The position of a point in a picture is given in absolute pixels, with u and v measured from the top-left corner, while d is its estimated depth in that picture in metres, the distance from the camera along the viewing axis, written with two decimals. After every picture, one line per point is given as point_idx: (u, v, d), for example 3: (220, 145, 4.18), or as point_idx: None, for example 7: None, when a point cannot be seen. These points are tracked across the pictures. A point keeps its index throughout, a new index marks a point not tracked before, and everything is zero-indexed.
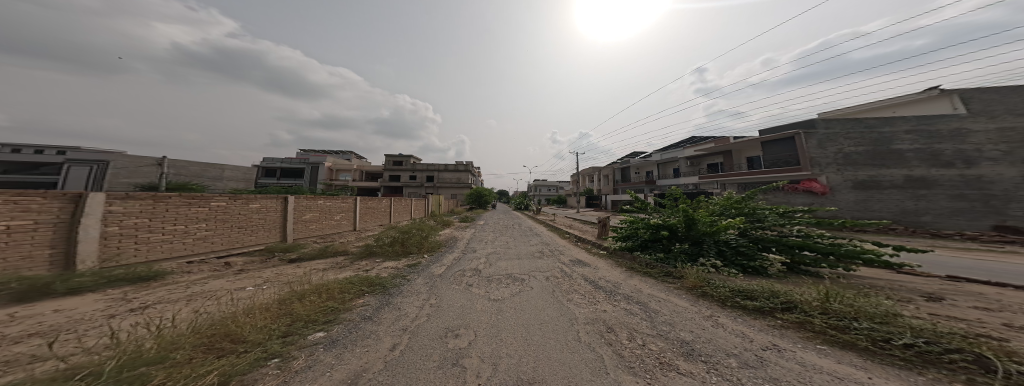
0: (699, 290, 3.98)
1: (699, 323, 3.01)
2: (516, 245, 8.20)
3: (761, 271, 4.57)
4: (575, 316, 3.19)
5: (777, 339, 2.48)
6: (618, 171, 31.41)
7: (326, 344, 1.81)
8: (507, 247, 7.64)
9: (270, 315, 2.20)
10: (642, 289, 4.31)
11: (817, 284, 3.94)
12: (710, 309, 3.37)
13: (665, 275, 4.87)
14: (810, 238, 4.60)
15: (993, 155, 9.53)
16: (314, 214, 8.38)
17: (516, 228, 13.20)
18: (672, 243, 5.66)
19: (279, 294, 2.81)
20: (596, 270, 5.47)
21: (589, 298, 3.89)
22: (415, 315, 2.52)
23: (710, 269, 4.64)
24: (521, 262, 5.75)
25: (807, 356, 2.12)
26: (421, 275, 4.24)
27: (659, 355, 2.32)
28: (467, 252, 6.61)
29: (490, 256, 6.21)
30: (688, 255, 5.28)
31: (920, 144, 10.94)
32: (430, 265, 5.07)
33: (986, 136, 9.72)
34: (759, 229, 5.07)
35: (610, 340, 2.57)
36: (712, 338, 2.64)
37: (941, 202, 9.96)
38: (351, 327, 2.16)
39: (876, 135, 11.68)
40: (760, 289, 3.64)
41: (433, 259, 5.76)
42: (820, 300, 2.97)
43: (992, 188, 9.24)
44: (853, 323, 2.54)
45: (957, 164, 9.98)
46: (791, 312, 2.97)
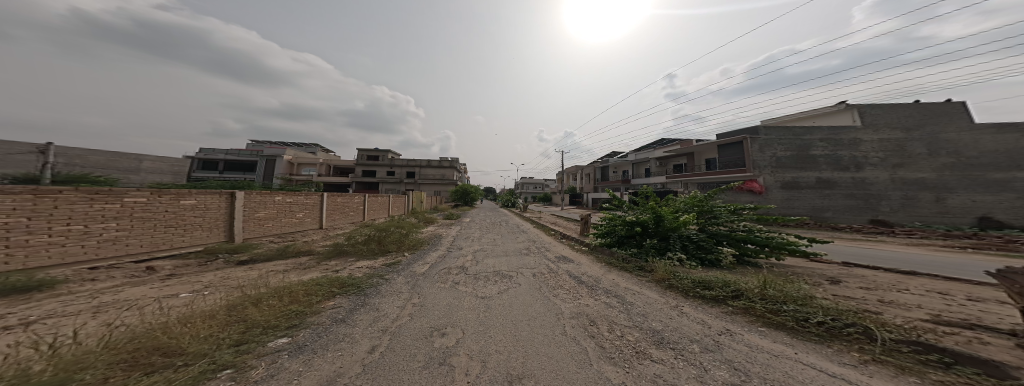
0: (666, 282, 4.28)
1: (666, 313, 3.24)
2: (503, 242, 8.18)
3: (716, 263, 5.06)
4: (556, 310, 3.26)
5: (729, 324, 2.75)
6: (599, 170, 32.64)
7: (291, 350, 1.65)
8: (494, 244, 7.57)
9: (214, 324, 1.95)
10: (620, 282, 4.55)
11: (758, 273, 4.46)
12: (675, 299, 3.64)
13: (639, 269, 5.17)
14: (752, 233, 5.15)
15: (875, 161, 12.46)
16: (269, 212, 7.61)
17: (503, 225, 13.15)
18: (645, 238, 6.01)
19: (225, 300, 2.50)
20: (576, 265, 5.66)
21: (572, 292, 4.01)
22: (396, 315, 2.39)
23: (675, 263, 5.02)
24: (508, 259, 5.75)
25: (752, 338, 2.37)
26: (394, 273, 4.10)
27: (635, 345, 2.44)
28: (452, 250, 6.41)
29: (477, 253, 6.12)
30: (656, 250, 5.66)
31: (831, 150, 13.23)
32: (412, 264, 4.88)
33: (871, 145, 12.66)
34: (715, 225, 5.56)
35: (587, 333, 2.66)
36: (677, 327, 2.84)
37: (840, 200, 12.45)
38: (320, 331, 1.98)
39: (799, 141, 13.75)
40: (715, 279, 4.01)
41: (412, 257, 5.53)
42: (759, 288, 3.36)
43: (872, 189, 12.07)
44: (784, 306, 2.91)
45: (852, 168, 12.65)
46: (738, 299, 3.31)
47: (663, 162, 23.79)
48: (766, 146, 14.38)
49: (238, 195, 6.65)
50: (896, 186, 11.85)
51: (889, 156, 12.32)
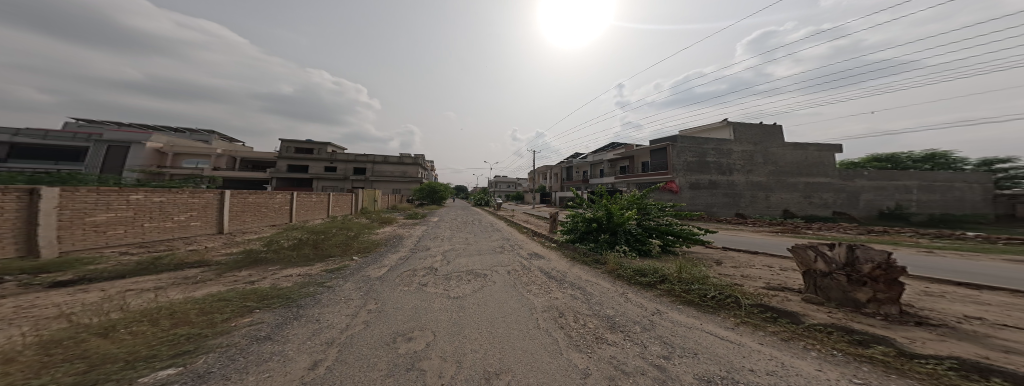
0: (616, 272, 4.75)
1: (615, 299, 3.60)
2: (477, 240, 7.87)
3: (647, 252, 6.01)
4: (520, 305, 3.32)
5: (660, 304, 3.21)
6: (565, 170, 34.51)
7: (191, 380, 1.30)
8: (466, 243, 7.25)
9: (41, 369, 1.39)
10: (586, 274, 4.91)
11: (675, 260, 5.50)
12: (622, 287, 4.07)
13: (596, 262, 5.62)
14: (671, 226, 6.13)
15: (742, 168, 17.07)
16: (121, 215, 5.57)
17: (475, 224, 12.74)
18: (600, 234, 6.54)
19: (45, 336, 1.81)
20: (540, 261, 5.84)
21: (539, 287, 4.13)
22: (347, 324, 2.11)
23: (621, 254, 5.71)
24: (482, 257, 5.57)
25: (674, 315, 2.82)
26: (334, 279, 3.64)
27: (595, 332, 2.64)
28: (418, 251, 5.92)
29: (448, 253, 5.76)
30: (605, 244, 6.25)
31: (718, 157, 17.11)
32: (365, 267, 4.38)
33: (740, 155, 17.14)
34: (648, 219, 6.35)
35: (548, 325, 2.76)
36: (622, 312, 3.17)
37: (720, 198, 16.76)
38: (236, 354, 1.60)
39: (699, 149, 17.09)
40: (650, 267, 4.59)
41: (364, 261, 4.90)
42: (677, 272, 4.00)
43: (737, 189, 16.82)
44: (695, 287, 3.52)
45: (726, 172, 16.96)
46: (662, 283, 3.90)
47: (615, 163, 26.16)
48: (681, 153, 17.15)
49: (47, 193, 4.51)
50: (749, 187, 16.87)
51: (749, 166, 17.11)
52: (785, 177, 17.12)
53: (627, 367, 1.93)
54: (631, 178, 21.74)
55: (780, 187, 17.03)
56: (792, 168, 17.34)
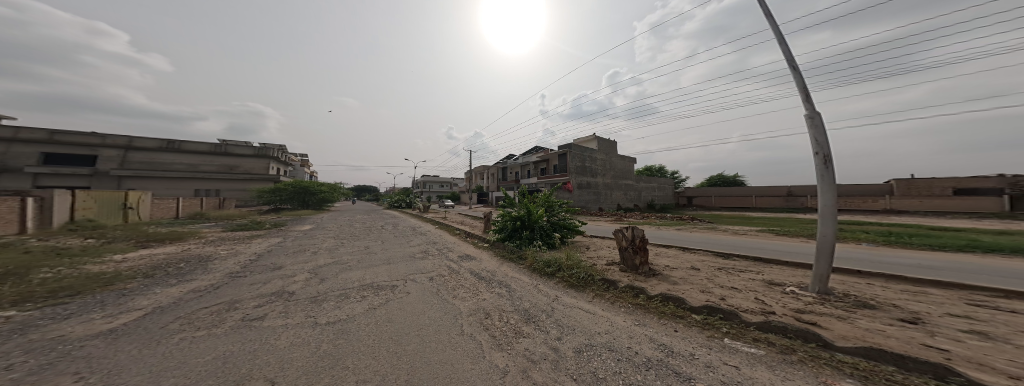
0: (534, 265, 5.10)
1: (535, 290, 3.90)
2: (394, 248, 7.06)
3: (556, 245, 6.72)
4: (433, 313, 3.00)
5: (563, 294, 3.75)
6: (499, 171, 35.43)
7: None
8: (377, 253, 6.34)
9: None
10: (515, 269, 5.14)
11: (573, 250, 6.46)
12: (539, 281, 4.37)
13: (520, 257, 5.86)
14: (570, 220, 7.14)
15: (602, 172, 22.08)
16: None
17: (392, 229, 11.46)
18: (522, 231, 6.85)
19: None
20: (462, 262, 5.61)
21: (468, 288, 4.01)
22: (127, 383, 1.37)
23: (537, 248, 6.21)
24: (397, 267, 4.95)
25: (574, 302, 3.44)
26: (157, 314, 2.60)
27: (515, 327, 2.65)
28: (303, 268, 4.81)
29: (340, 269, 4.80)
30: (522, 241, 6.65)
31: (592, 163, 21.62)
32: (198, 298, 3.10)
33: (602, 162, 22.23)
34: (556, 215, 7.11)
35: (458, 331, 2.53)
36: (536, 305, 3.26)
37: (588, 194, 20.50)
38: None
39: (581, 156, 21.07)
40: (558, 259, 5.16)
41: (218, 287, 3.65)
42: (567, 259, 5.03)
43: (597, 186, 21.17)
44: (573, 270, 4.62)
45: (588, 173, 21.04)
46: (557, 270, 4.75)
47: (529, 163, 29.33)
48: (574, 158, 20.68)
49: None
50: (603, 186, 21.65)
51: (609, 171, 22.59)
52: (618, 180, 22.89)
53: (534, 355, 2.04)
54: (548, 178, 23.87)
55: (617, 187, 22.66)
56: (623, 173, 23.63)
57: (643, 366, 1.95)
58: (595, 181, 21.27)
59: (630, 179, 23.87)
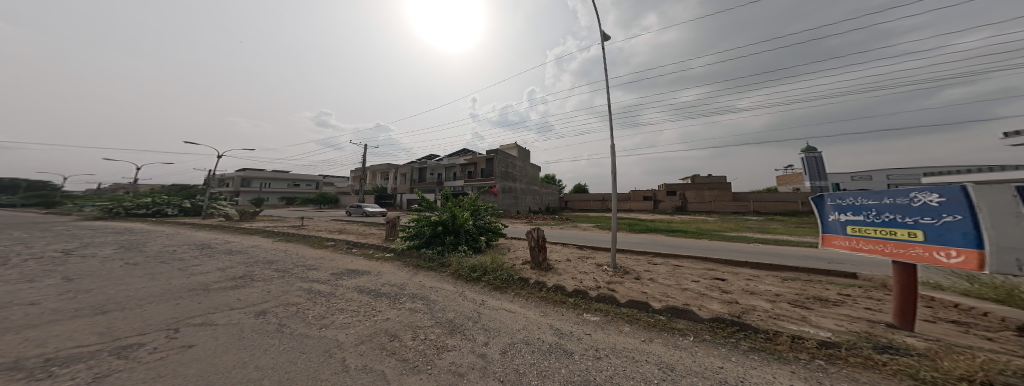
0: (457, 271, 4.99)
1: (451, 298, 3.75)
2: (260, 270, 5.26)
3: (482, 248, 6.74)
4: (338, 340, 2.51)
5: (487, 297, 3.81)
6: (416, 171, 32.53)
7: None
8: (232, 278, 4.55)
9: None
10: (418, 279, 4.76)
11: (496, 252, 6.69)
12: (461, 287, 4.31)
13: (438, 265, 5.55)
14: (495, 223, 7.37)
15: (520, 177, 23.96)
16: None
17: (255, 244, 8.42)
18: (445, 236, 6.56)
19: None
20: (333, 285, 4.36)
21: (368, 310, 3.39)
22: None
23: (462, 253, 6.04)
24: (266, 295, 3.72)
25: (498, 304, 3.55)
26: None
27: (435, 342, 2.46)
28: (66, 312, 2.90)
29: (154, 306, 3.15)
30: (449, 246, 6.33)
31: (514, 170, 23.23)
32: None
33: (520, 169, 24.13)
34: (481, 218, 7.22)
35: (345, 363, 2.03)
36: (454, 316, 3.08)
37: (508, 198, 21.40)
38: None
39: (505, 161, 22.21)
40: (481, 261, 5.24)
41: None
42: (492, 262, 5.17)
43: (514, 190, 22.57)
44: (496, 272, 4.78)
45: (509, 178, 22.19)
46: (479, 273, 4.81)
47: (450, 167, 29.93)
48: (500, 163, 21.67)
49: None
50: (520, 191, 23.41)
51: (527, 177, 25.07)
52: (530, 185, 25.56)
53: (461, 368, 1.97)
54: (474, 181, 23.96)
55: (529, 192, 25.11)
56: (534, 179, 26.59)
57: (551, 353, 2.29)
58: (515, 186, 22.88)
59: (537, 185, 26.91)
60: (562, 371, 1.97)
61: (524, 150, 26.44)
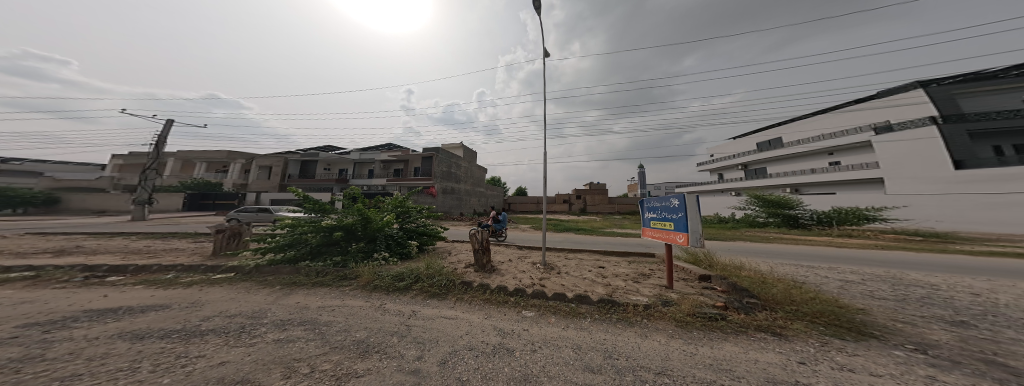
0: (370, 284, 4.23)
1: (355, 317, 3.02)
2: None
3: (409, 255, 6.04)
4: None
5: (416, 306, 3.50)
6: (295, 164, 26.68)
7: None
8: None
9: None
10: (285, 301, 3.47)
11: (428, 257, 6.16)
12: (378, 299, 3.72)
13: (339, 283, 4.36)
14: (428, 226, 6.87)
15: (463, 179, 23.12)
16: None
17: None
18: (351, 243, 5.61)
19: None
20: (21, 345, 2.17)
21: (171, 355, 2.00)
22: None
23: (380, 262, 5.21)
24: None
25: (430, 312, 3.30)
26: None
27: (339, 369, 1.90)
28: None
29: None
30: (362, 254, 5.39)
31: (457, 170, 22.26)
32: None
33: (464, 170, 23.30)
34: (408, 222, 6.61)
35: None
36: (371, 335, 2.57)
37: (448, 200, 20.22)
38: None
39: (447, 161, 21.11)
40: (405, 270, 4.73)
41: None
42: (425, 268, 4.78)
43: (457, 192, 21.51)
44: (435, 279, 4.45)
45: (451, 179, 21.17)
46: (403, 281, 4.35)
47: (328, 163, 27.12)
48: (440, 162, 20.39)
49: None
50: (464, 193, 22.66)
51: (471, 180, 24.44)
52: (474, 186, 24.87)
53: None
54: (402, 180, 21.69)
55: (475, 194, 24.51)
56: (479, 181, 26.18)
57: (494, 354, 2.36)
58: (457, 187, 21.87)
59: (484, 187, 26.63)
60: (505, 370, 2.08)
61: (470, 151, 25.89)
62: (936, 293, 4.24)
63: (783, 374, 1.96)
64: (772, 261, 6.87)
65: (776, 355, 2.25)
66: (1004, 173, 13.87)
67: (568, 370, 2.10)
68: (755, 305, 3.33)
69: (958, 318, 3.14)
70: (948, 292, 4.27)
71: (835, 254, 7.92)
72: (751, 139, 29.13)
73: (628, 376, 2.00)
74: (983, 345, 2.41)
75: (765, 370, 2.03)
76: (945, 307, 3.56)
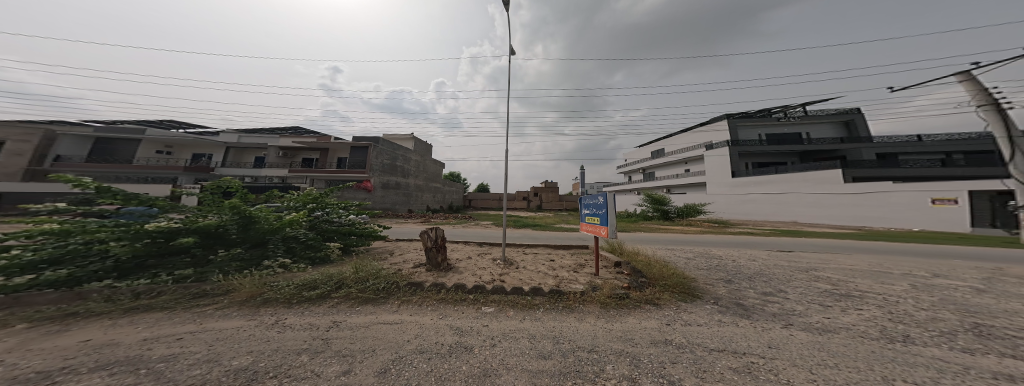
0: (256, 298, 3.20)
1: (226, 343, 2.26)
2: None
3: (327, 259, 5.10)
4: None
5: (336, 316, 2.96)
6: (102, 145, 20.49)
7: None
8: None
9: None
10: (40, 345, 2.07)
11: (355, 260, 5.29)
12: (273, 314, 2.90)
13: (192, 304, 2.98)
14: (354, 225, 6.03)
15: (416, 173, 21.77)
16: None
17: None
18: (213, 249, 4.19)
19: None
20: None
21: None
22: None
23: (276, 270, 4.10)
24: None
25: (355, 321, 2.87)
26: None
27: None
28: None
29: None
30: (245, 263, 4.13)
31: (406, 164, 20.82)
32: None
33: (416, 163, 21.89)
34: (325, 220, 5.74)
35: None
36: (268, 358, 2.06)
37: (390, 196, 18.68)
38: None
39: (391, 153, 19.57)
40: (316, 276, 3.92)
41: None
42: (352, 273, 4.04)
43: (405, 187, 20.05)
44: (368, 283, 3.88)
45: (397, 172, 19.70)
46: (317, 289, 3.58)
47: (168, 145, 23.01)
48: (379, 154, 18.70)
49: None
50: (416, 189, 21.36)
51: (425, 175, 23.14)
52: (430, 182, 23.60)
53: None
54: (315, 172, 19.15)
55: (429, 190, 23.24)
56: (434, 176, 24.87)
57: (451, 354, 2.32)
58: (405, 182, 20.35)
59: (440, 182, 25.50)
60: (463, 368, 2.06)
61: (425, 145, 24.42)
62: (719, 261, 6.20)
63: (659, 335, 2.65)
64: (655, 246, 8.60)
65: (657, 321, 3.01)
66: (753, 180, 20.68)
67: (524, 359, 2.20)
68: (644, 282, 4.26)
69: (728, 277, 4.87)
70: (745, 259, 6.31)
71: (719, 240, 9.95)
72: (647, 148, 34.08)
73: (572, 357, 2.22)
74: (737, 294, 4.02)
75: (650, 333, 2.69)
76: (724, 271, 5.29)
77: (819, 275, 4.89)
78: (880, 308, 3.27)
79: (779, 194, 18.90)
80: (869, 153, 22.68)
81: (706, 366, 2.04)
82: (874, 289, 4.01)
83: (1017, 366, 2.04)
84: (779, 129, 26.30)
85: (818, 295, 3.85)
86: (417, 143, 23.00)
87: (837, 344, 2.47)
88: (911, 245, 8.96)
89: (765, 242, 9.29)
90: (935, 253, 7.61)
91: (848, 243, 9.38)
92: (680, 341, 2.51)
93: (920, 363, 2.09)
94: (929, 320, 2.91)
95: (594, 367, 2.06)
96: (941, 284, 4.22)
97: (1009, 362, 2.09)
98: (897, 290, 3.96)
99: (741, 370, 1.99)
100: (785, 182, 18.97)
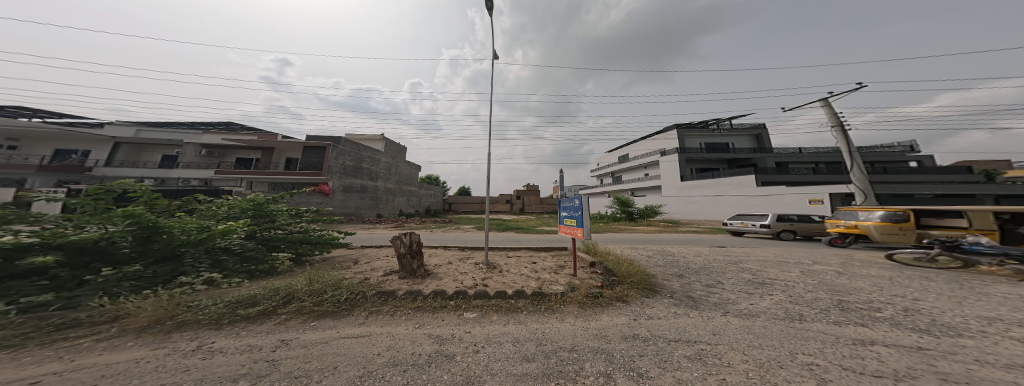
0: (168, 322, 2.52)
1: (114, 382, 1.65)
2: None
3: (269, 271, 4.38)
4: None
5: (285, 335, 2.48)
6: None
7: None
8: None
9: None
10: None
11: (306, 271, 4.63)
12: (197, 338, 2.29)
13: (54, 339, 2.17)
14: (306, 232, 5.39)
15: (388, 176, 20.96)
16: None
17: None
18: (96, 263, 3.19)
19: None
20: None
21: None
22: None
23: (197, 288, 3.32)
24: None
25: (306, 339, 2.41)
26: None
27: None
28: None
29: None
30: (144, 282, 3.20)
31: (376, 167, 19.91)
32: None
33: (387, 165, 21.10)
34: (268, 229, 5.03)
35: None
36: None
37: (354, 199, 17.70)
38: None
39: (358, 155, 18.68)
40: (256, 292, 3.22)
41: None
42: (306, 284, 3.45)
43: (373, 190, 19.13)
44: (326, 295, 3.32)
45: (364, 175, 18.78)
46: (257, 305, 2.96)
47: (20, 138, 19.59)
48: (341, 155, 17.68)
49: None
50: (387, 192, 20.55)
51: (398, 177, 22.35)
52: (403, 185, 22.71)
53: None
54: (258, 174, 17.42)
55: (401, 193, 22.38)
56: (408, 178, 24.09)
57: (430, 363, 2.09)
58: (372, 185, 19.30)
59: (414, 185, 24.69)
60: (444, 377, 1.89)
61: (396, 146, 23.44)
62: (674, 257, 6.83)
63: (628, 330, 2.88)
64: (622, 245, 9.23)
65: (627, 317, 3.26)
66: (695, 184, 22.49)
67: (507, 363, 2.15)
68: (615, 281, 4.53)
69: (680, 272, 5.38)
70: (696, 255, 7.00)
71: (676, 238, 10.89)
72: (615, 153, 36.13)
73: (556, 358, 2.25)
74: (686, 287, 4.48)
75: (621, 329, 2.92)
76: (677, 266, 5.86)
77: (744, 266, 5.59)
78: (783, 293, 3.85)
79: (713, 196, 21.04)
80: (772, 161, 26.35)
81: (664, 356, 2.29)
82: (779, 277, 4.70)
83: (867, 333, 2.54)
84: (715, 138, 28.92)
85: (743, 284, 4.44)
86: (388, 144, 22.15)
87: (759, 326, 2.90)
88: (811, 237, 10.50)
89: (703, 239, 10.34)
90: (821, 243, 9.06)
91: (763, 237, 10.71)
92: (646, 335, 2.76)
93: (811, 337, 2.57)
94: (812, 300, 3.49)
95: (575, 366, 2.12)
96: (818, 270, 5.02)
97: (863, 330, 2.60)
98: (794, 276, 4.66)
99: (691, 356, 2.28)
100: (717, 185, 20.90)
